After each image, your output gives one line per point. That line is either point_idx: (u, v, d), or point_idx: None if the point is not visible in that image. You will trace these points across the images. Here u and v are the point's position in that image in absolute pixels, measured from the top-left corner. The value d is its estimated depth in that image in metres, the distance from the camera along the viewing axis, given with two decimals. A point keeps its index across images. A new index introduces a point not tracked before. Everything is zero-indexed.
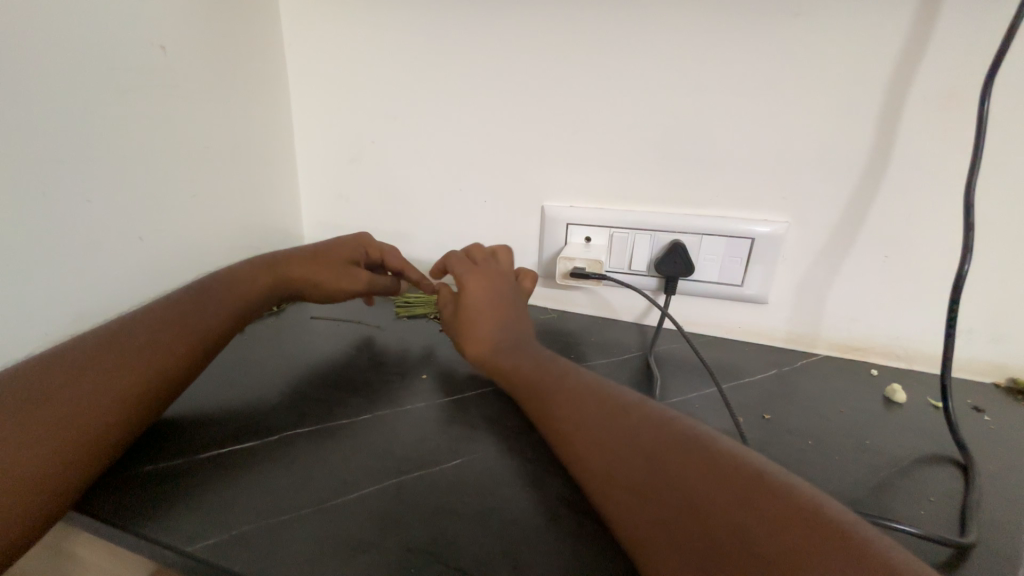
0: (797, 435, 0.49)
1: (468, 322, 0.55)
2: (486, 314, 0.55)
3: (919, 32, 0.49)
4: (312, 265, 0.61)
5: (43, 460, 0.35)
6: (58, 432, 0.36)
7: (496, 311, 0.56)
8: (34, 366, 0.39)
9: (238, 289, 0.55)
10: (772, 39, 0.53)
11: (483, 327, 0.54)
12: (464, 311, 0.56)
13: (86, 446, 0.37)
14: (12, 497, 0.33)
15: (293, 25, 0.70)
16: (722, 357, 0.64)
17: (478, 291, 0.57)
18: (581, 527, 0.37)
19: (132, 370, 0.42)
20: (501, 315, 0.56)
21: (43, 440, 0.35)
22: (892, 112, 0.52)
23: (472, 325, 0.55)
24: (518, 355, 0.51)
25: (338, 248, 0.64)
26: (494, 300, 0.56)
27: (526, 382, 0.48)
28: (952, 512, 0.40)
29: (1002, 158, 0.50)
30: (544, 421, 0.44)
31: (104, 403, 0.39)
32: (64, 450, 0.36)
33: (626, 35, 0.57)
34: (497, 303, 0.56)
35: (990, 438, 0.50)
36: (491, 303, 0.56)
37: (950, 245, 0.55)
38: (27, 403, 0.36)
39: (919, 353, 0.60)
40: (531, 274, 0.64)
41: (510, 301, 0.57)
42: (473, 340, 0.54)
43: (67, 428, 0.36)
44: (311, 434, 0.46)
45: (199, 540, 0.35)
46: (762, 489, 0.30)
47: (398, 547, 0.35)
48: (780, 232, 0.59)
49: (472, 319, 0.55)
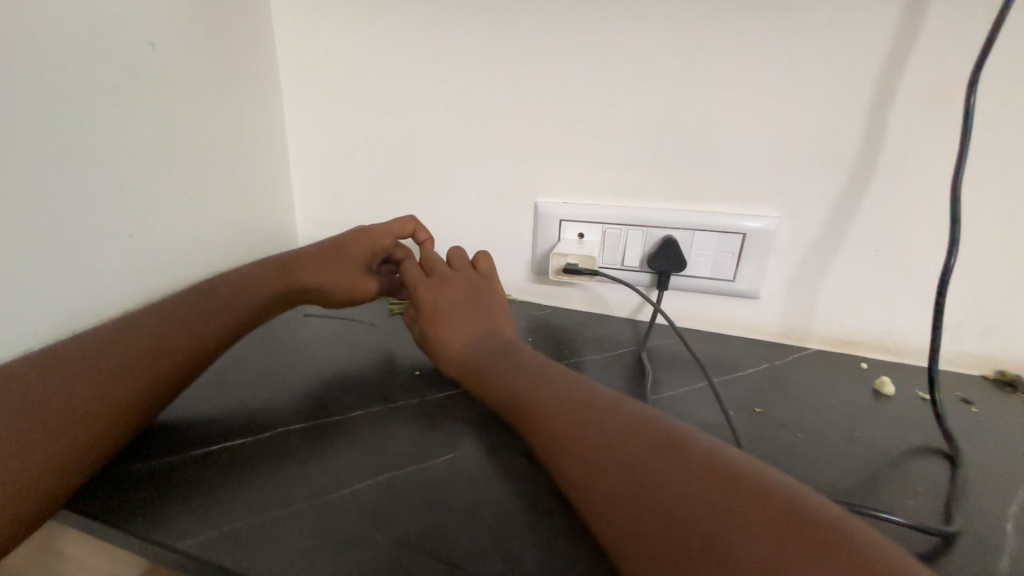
0: (788, 428, 0.50)
1: (438, 329, 0.55)
2: (455, 320, 0.55)
3: (908, 27, 0.49)
4: (327, 271, 0.61)
5: (42, 462, 0.35)
6: (59, 434, 0.36)
7: (466, 314, 0.56)
8: (32, 365, 0.39)
9: (249, 290, 0.55)
10: (763, 33, 0.53)
11: (449, 338, 0.54)
12: (432, 319, 0.56)
13: (85, 448, 0.37)
14: (10, 497, 0.33)
15: (284, 21, 0.69)
16: (714, 352, 0.64)
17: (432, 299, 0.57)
18: (573, 521, 0.37)
19: (133, 373, 0.42)
20: (472, 317, 0.56)
21: (44, 442, 0.35)
22: (882, 108, 0.52)
23: (443, 332, 0.55)
24: (495, 359, 0.50)
25: (353, 251, 0.63)
26: (461, 303, 0.57)
27: (502, 387, 0.47)
28: (938, 502, 0.41)
29: (989, 152, 0.51)
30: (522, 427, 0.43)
31: (103, 405, 0.39)
32: (63, 453, 0.36)
33: (618, 31, 0.57)
34: (456, 306, 0.57)
35: (978, 429, 0.51)
36: (461, 307, 0.57)
37: (938, 239, 0.55)
38: (27, 404, 0.36)
39: (909, 346, 0.61)
40: (485, 254, 0.65)
41: (472, 302, 0.58)
42: (446, 350, 0.54)
43: (67, 431, 0.36)
44: (303, 431, 0.46)
45: (189, 537, 0.35)
46: (745, 488, 0.30)
47: (390, 543, 0.35)
48: (771, 227, 0.60)
49: (441, 326, 0.55)
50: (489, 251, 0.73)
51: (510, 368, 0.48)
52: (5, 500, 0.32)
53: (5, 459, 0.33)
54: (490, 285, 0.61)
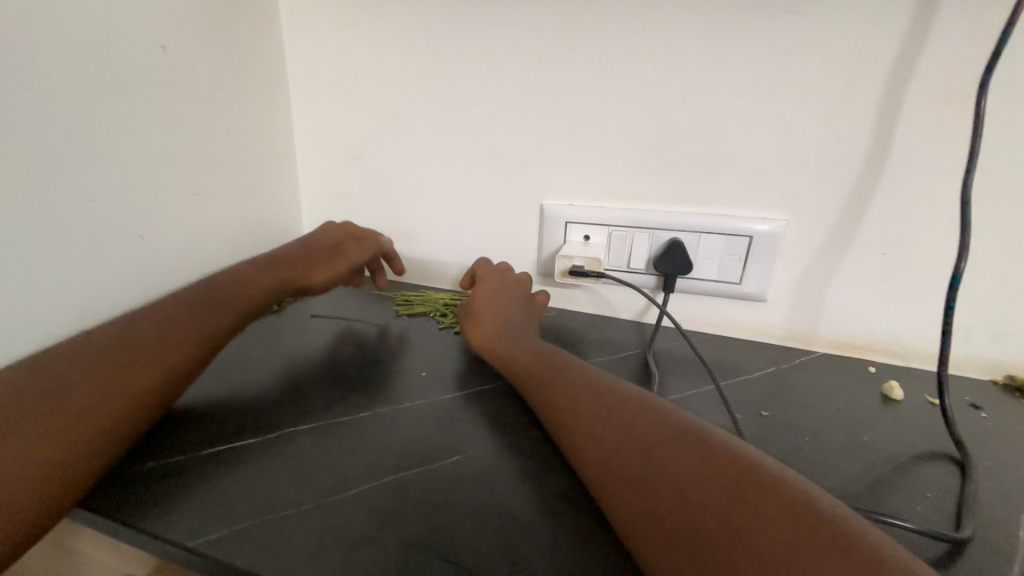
0: (796, 432, 0.50)
1: (478, 307, 0.61)
2: (493, 304, 0.60)
3: (915, 31, 0.49)
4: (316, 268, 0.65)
5: (73, 452, 0.36)
6: (85, 423, 0.38)
7: (505, 303, 0.61)
8: (53, 358, 0.40)
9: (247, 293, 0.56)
10: (769, 36, 0.53)
11: (487, 318, 0.59)
12: (476, 299, 0.62)
13: (105, 439, 0.38)
14: (43, 482, 0.34)
15: (292, 23, 0.70)
16: (720, 355, 0.64)
17: (491, 290, 0.62)
18: (581, 522, 0.37)
19: (147, 369, 0.43)
20: (508, 308, 0.60)
21: (72, 430, 0.37)
22: (890, 109, 0.52)
23: (483, 313, 0.60)
24: (517, 342, 0.54)
25: (340, 249, 0.68)
26: (501, 293, 0.62)
27: (527, 367, 0.50)
28: (949, 508, 0.40)
29: (999, 155, 0.51)
30: (542, 403, 0.46)
31: (122, 398, 0.40)
32: (88, 443, 0.37)
33: (625, 33, 0.57)
34: (503, 299, 0.61)
35: (989, 435, 0.50)
36: (505, 297, 0.62)
37: (947, 243, 0.55)
38: (54, 392, 0.38)
39: (918, 350, 0.60)
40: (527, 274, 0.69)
41: (517, 304, 0.61)
42: (480, 323, 0.59)
43: (90, 421, 0.38)
44: (312, 431, 0.46)
45: (201, 535, 0.35)
46: (761, 483, 0.31)
47: (397, 544, 0.35)
48: (777, 230, 0.59)
49: (483, 306, 0.60)
50: (494, 253, 0.73)
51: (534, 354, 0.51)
52: (40, 484, 0.34)
53: (38, 443, 0.35)
54: (536, 311, 0.63)
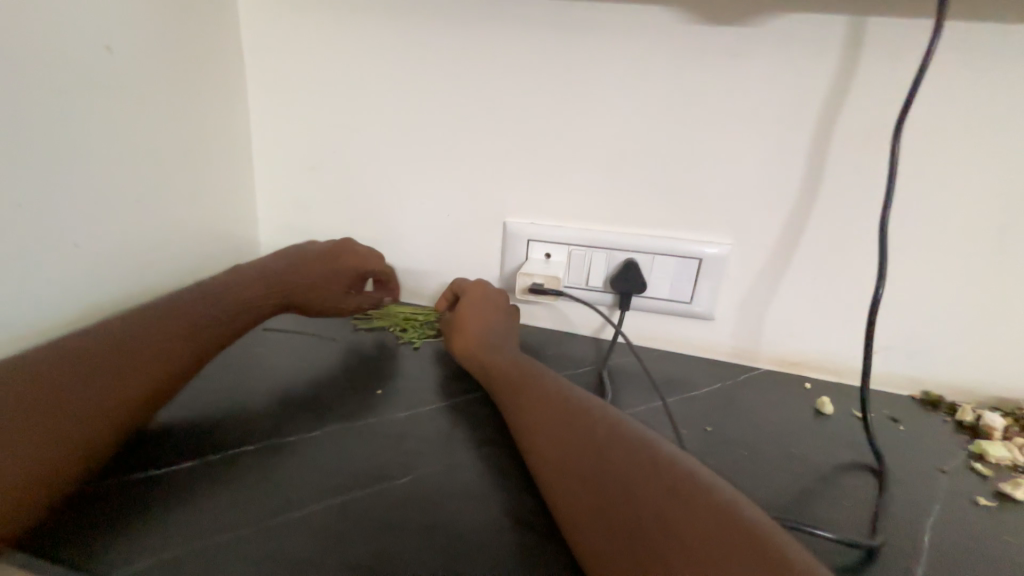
0: (735, 445, 0.53)
1: (459, 318, 0.60)
2: (473, 315, 0.60)
3: (843, 78, 0.54)
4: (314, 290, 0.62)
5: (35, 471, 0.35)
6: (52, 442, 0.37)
7: (485, 315, 0.60)
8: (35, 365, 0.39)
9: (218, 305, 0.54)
10: (717, 73, 0.57)
11: (467, 330, 0.58)
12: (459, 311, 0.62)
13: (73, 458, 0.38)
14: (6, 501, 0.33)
15: (254, 26, 0.68)
16: (671, 371, 0.67)
17: (472, 301, 0.62)
18: (526, 538, 0.38)
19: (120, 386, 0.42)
20: (488, 320, 0.60)
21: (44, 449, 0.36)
22: (821, 146, 0.57)
23: (464, 324, 0.59)
24: (492, 356, 0.55)
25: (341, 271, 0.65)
26: (485, 306, 0.62)
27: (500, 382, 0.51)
28: (864, 517, 0.44)
29: (911, 193, 0.56)
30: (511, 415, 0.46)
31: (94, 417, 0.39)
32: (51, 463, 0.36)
33: (587, 60, 0.60)
34: (484, 311, 0.61)
35: (904, 446, 0.55)
36: (486, 310, 0.61)
37: (869, 270, 0.60)
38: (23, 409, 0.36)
39: (847, 367, 0.66)
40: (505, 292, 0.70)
41: (496, 317, 0.61)
42: (461, 334, 0.58)
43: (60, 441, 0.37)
44: (259, 451, 0.45)
45: (129, 566, 0.34)
46: (697, 495, 0.33)
47: (339, 567, 0.35)
48: (723, 254, 0.63)
49: (465, 318, 0.60)
50: (457, 267, 0.73)
51: (506, 368, 0.52)
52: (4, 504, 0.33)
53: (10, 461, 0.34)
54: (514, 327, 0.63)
